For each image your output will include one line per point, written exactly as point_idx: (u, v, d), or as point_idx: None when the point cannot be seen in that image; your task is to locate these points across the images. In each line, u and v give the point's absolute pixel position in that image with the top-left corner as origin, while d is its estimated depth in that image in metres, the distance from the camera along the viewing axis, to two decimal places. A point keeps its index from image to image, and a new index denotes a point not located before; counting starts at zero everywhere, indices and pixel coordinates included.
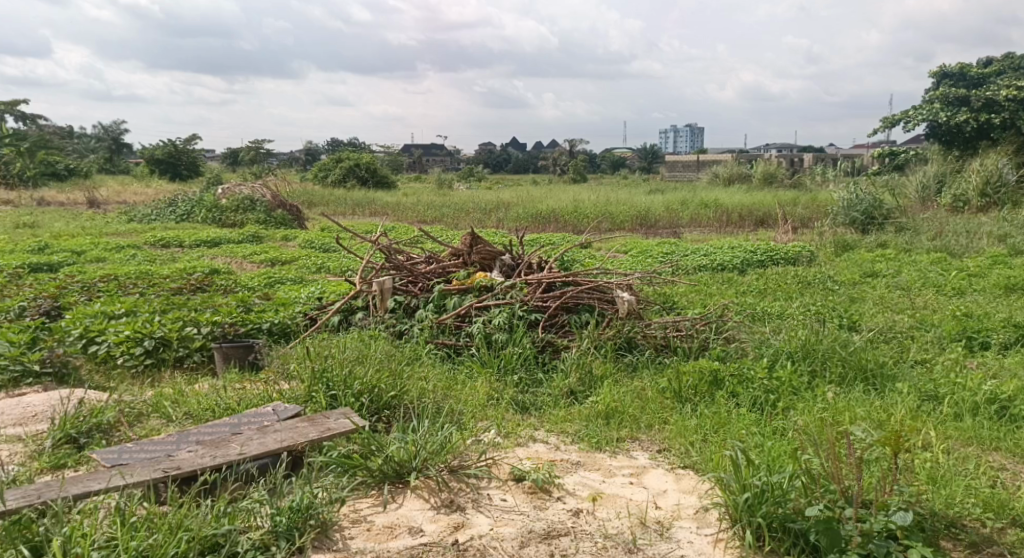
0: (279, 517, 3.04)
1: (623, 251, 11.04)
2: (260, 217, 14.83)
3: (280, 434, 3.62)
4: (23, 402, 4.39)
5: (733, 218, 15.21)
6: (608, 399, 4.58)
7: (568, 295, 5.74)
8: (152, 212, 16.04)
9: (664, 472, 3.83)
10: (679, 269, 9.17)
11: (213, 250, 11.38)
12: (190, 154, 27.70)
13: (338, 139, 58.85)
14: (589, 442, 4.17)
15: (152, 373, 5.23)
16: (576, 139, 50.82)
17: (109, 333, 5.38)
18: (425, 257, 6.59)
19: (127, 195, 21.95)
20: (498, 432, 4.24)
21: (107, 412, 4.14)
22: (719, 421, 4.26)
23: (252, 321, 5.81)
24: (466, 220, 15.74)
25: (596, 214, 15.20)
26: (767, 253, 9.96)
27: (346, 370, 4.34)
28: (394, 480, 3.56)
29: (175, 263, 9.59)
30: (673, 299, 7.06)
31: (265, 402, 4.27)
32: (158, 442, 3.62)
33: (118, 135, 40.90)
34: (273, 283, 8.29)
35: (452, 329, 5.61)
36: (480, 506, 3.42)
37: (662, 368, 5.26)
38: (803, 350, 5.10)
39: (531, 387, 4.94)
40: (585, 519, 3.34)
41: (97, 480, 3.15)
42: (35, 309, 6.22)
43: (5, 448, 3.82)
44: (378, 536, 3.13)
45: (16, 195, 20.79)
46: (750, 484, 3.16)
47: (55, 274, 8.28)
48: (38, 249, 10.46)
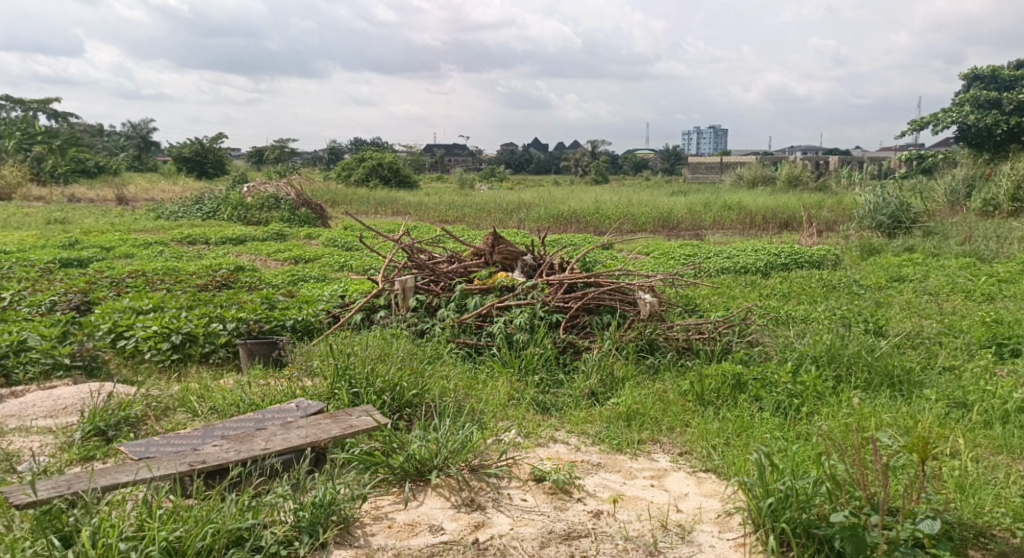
0: (302, 512, 3.08)
1: (645, 252, 11.01)
2: (284, 215, 14.98)
3: (303, 430, 3.66)
4: (54, 394, 4.47)
5: (757, 220, 15.11)
6: (630, 401, 4.56)
7: (590, 296, 5.73)
8: (178, 209, 16.27)
9: (685, 475, 3.81)
10: (701, 271, 9.11)
11: (238, 248, 11.52)
12: (217, 151, 28.01)
13: (362, 140, 59.37)
14: (609, 444, 4.16)
15: (178, 367, 5.31)
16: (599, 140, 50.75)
17: (137, 329, 5.49)
18: (448, 257, 6.61)
19: (155, 192, 22.31)
20: (519, 432, 4.25)
21: (135, 406, 4.21)
22: (742, 424, 4.23)
23: (276, 318, 5.87)
24: (487, 220, 15.78)
25: (618, 215, 15.19)
26: (792, 256, 9.87)
27: (368, 368, 4.37)
28: (415, 478, 3.58)
29: (199, 260, 9.72)
30: (695, 302, 7.02)
31: (288, 398, 4.31)
32: (184, 436, 3.67)
33: (147, 132, 41.51)
34: (297, 281, 8.37)
35: (473, 328, 5.63)
36: (501, 505, 3.43)
37: (683, 371, 5.23)
38: (828, 355, 5.04)
39: (552, 388, 4.94)
40: (606, 520, 3.33)
41: (126, 472, 3.20)
42: (65, 304, 6.33)
43: (37, 439, 3.90)
44: (399, 534, 3.15)
45: (48, 192, 21.23)
46: (774, 489, 3.13)
47: (84, 269, 8.45)
48: (69, 244, 10.67)
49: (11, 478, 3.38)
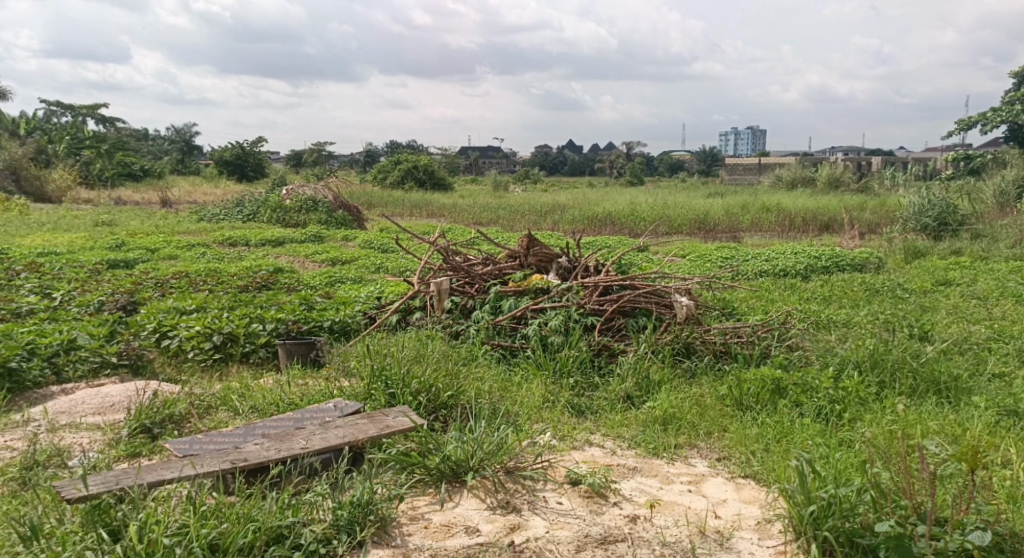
0: (340, 511, 3.11)
1: (681, 254, 10.91)
2: (321, 217, 15.20)
3: (341, 430, 3.70)
4: (102, 392, 4.60)
5: (796, 222, 14.86)
6: (666, 404, 4.52)
7: (626, 299, 5.70)
8: (220, 211, 16.61)
9: (724, 481, 3.77)
10: (738, 274, 8.99)
11: (277, 249, 11.71)
12: (257, 154, 28.55)
13: (398, 143, 60.08)
14: (646, 448, 4.13)
15: (220, 367, 5.42)
16: (634, 142, 50.49)
17: (181, 328, 5.62)
18: (482, 258, 6.63)
19: (197, 195, 22.80)
20: (554, 434, 4.24)
21: (179, 404, 4.30)
22: (783, 430, 4.17)
23: (314, 319, 5.96)
24: (522, 222, 15.80)
25: (654, 217, 15.08)
26: (832, 259, 9.69)
27: (404, 369, 4.40)
28: (451, 479, 3.59)
29: (240, 262, 9.90)
30: (733, 305, 6.93)
31: (326, 398, 4.36)
32: (226, 434, 3.74)
33: (190, 136, 42.53)
34: (334, 282, 8.48)
35: (508, 330, 5.64)
36: (536, 507, 3.43)
37: (721, 375, 5.16)
38: (871, 360, 4.94)
39: (587, 391, 4.91)
40: (642, 525, 3.31)
41: (170, 468, 3.27)
42: (113, 304, 6.50)
43: (86, 436, 4.01)
44: (435, 534, 3.17)
45: (96, 195, 21.85)
46: (815, 496, 3.08)
47: (130, 270, 8.67)
48: (116, 246, 10.99)
49: (62, 473, 3.48)
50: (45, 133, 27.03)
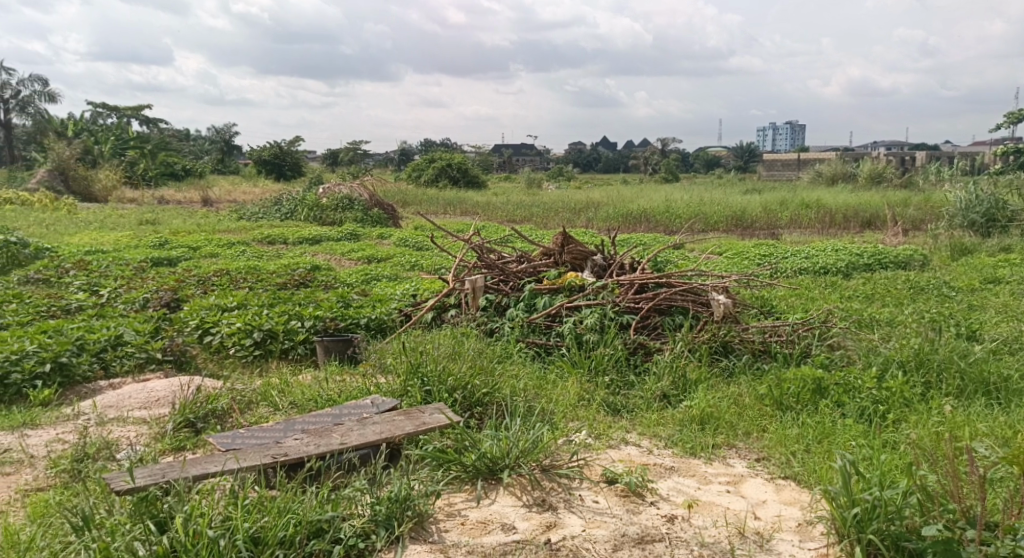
0: (378, 506, 3.14)
1: (718, 252, 10.79)
2: (357, 216, 15.37)
3: (378, 426, 3.73)
4: (148, 387, 4.72)
5: (837, 219, 14.59)
6: (704, 404, 4.46)
7: (662, 297, 5.65)
8: (259, 210, 16.90)
9: (763, 482, 3.72)
10: (777, 272, 8.83)
11: (314, 247, 11.87)
12: (294, 154, 28.97)
13: (432, 141, 60.46)
14: (683, 447, 4.09)
15: (260, 363, 5.51)
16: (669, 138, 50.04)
17: (223, 325, 5.73)
18: (517, 256, 6.63)
19: (236, 194, 23.22)
20: (590, 433, 4.22)
21: (221, 399, 4.39)
22: (824, 431, 4.10)
23: (351, 316, 6.02)
24: (556, 220, 15.78)
25: (690, 214, 14.93)
26: (875, 257, 9.49)
27: (440, 366, 4.43)
28: (487, 476, 3.60)
29: (278, 260, 10.06)
30: (771, 303, 6.83)
31: (363, 394, 4.40)
32: (267, 429, 3.81)
33: (230, 136, 43.36)
34: (370, 279, 8.57)
35: (543, 328, 5.63)
36: (573, 506, 3.42)
37: (760, 374, 5.09)
38: (916, 360, 4.83)
39: (622, 389, 4.89)
40: (680, 525, 3.28)
41: (214, 463, 3.34)
42: (157, 301, 6.66)
43: (133, 429, 4.12)
44: (472, 531, 3.18)
45: (140, 194, 22.40)
46: (860, 499, 3.02)
47: (174, 268, 8.87)
48: (159, 244, 11.25)
49: (110, 465, 3.57)
50: (91, 133, 27.79)
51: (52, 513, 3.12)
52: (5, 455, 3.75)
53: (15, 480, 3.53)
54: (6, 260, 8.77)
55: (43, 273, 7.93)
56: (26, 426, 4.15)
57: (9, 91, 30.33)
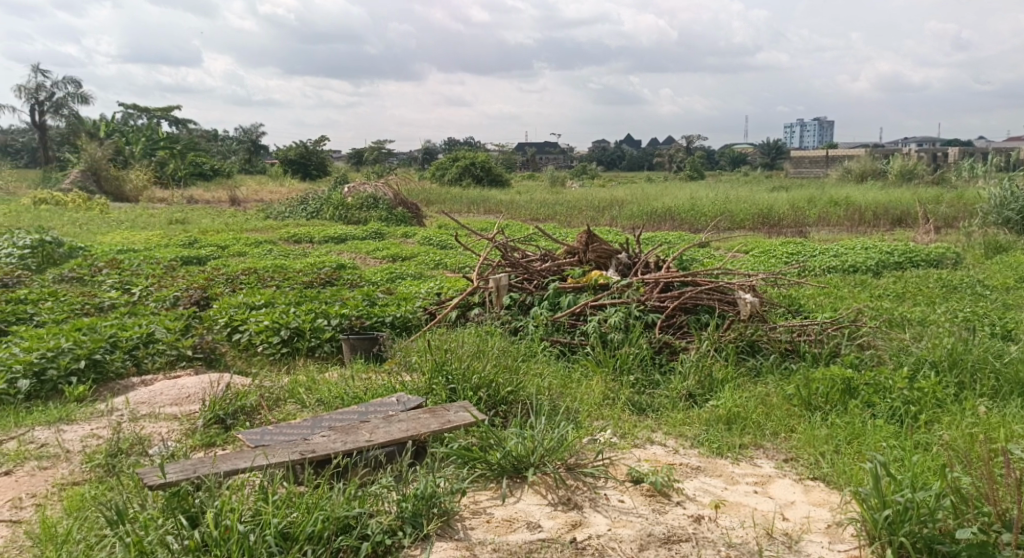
0: (405, 503, 3.16)
1: (744, 250, 10.68)
2: (382, 215, 15.46)
3: (404, 423, 3.76)
4: (179, 383, 4.79)
5: (866, 216, 14.39)
6: (730, 403, 4.42)
7: (687, 296, 5.61)
8: (285, 209, 17.07)
9: (792, 482, 3.68)
10: (805, 270, 8.73)
11: (339, 246, 11.97)
12: (320, 154, 29.22)
13: (456, 140, 60.63)
14: (709, 447, 4.06)
15: (287, 360, 5.57)
16: (695, 135, 49.66)
17: (251, 323, 5.81)
18: (541, 254, 6.62)
19: (263, 193, 23.49)
20: (615, 432, 4.21)
21: (250, 396, 4.45)
22: (854, 432, 4.04)
23: (376, 314, 6.06)
24: (579, 219, 15.73)
25: (715, 212, 14.81)
26: (906, 255, 9.33)
27: (464, 364, 4.44)
28: (512, 474, 3.60)
29: (304, 258, 10.16)
30: (799, 302, 6.75)
31: (388, 392, 4.43)
32: (295, 426, 3.85)
33: (257, 136, 43.88)
34: (395, 278, 8.62)
35: (567, 327, 5.62)
36: (598, 505, 3.41)
37: (787, 374, 5.03)
38: (949, 360, 4.75)
39: (647, 388, 4.86)
40: (707, 526, 3.26)
41: (244, 458, 3.38)
42: (187, 299, 6.77)
43: (165, 425, 4.20)
44: (498, 529, 3.19)
45: (169, 194, 22.75)
46: (891, 500, 2.98)
47: (203, 267, 9.01)
48: (188, 243, 11.42)
49: (143, 460, 3.64)
50: (122, 134, 28.28)
51: (88, 506, 3.18)
52: (42, 450, 3.84)
53: (52, 474, 3.61)
54: (41, 258, 8.96)
55: (76, 272, 8.08)
56: (62, 422, 4.24)
57: (44, 93, 30.96)
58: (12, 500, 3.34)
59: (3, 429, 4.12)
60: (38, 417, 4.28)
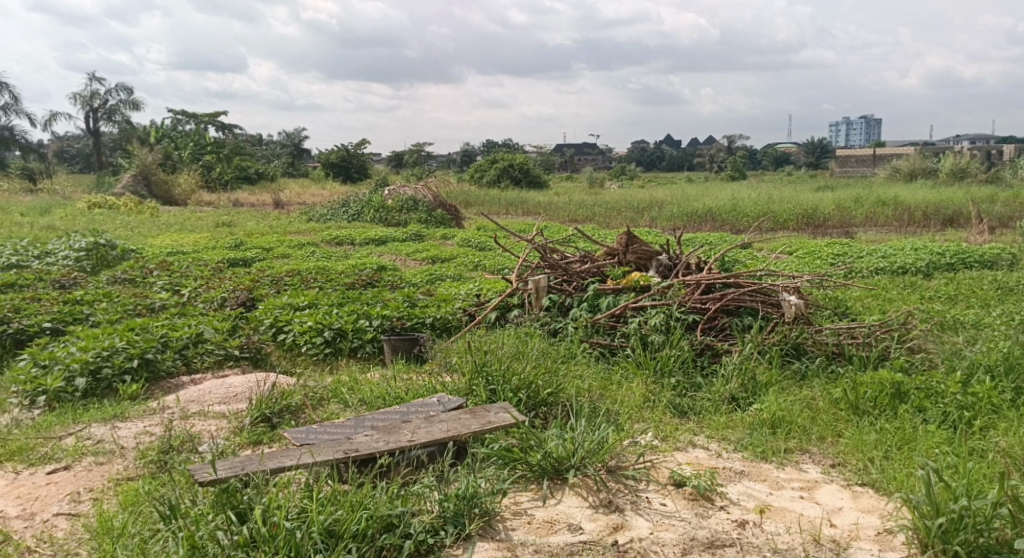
0: (447, 502, 3.18)
1: (788, 252, 10.50)
2: (422, 216, 15.61)
3: (445, 424, 3.78)
4: (227, 383, 4.90)
5: (916, 217, 14.04)
6: (775, 407, 4.34)
7: (730, 297, 5.53)
8: (327, 212, 17.31)
9: (839, 488, 3.60)
10: (852, 271, 8.54)
11: (380, 248, 12.12)
12: (360, 157, 29.64)
13: (494, 142, 60.88)
14: (753, 451, 4.00)
15: (330, 361, 5.66)
16: (736, 135, 49.03)
17: (295, 324, 5.92)
18: (581, 256, 6.58)
19: (306, 196, 23.89)
20: (656, 434, 4.18)
21: (295, 395, 4.53)
22: (904, 437, 3.94)
23: (417, 315, 6.12)
24: (618, 220, 15.66)
25: (758, 213, 14.56)
26: (959, 256, 9.06)
27: (504, 365, 4.45)
28: (552, 476, 3.59)
29: (346, 260, 10.31)
30: (846, 304, 6.60)
31: (429, 392, 4.47)
32: (339, 425, 3.91)
33: (300, 140, 44.63)
34: (434, 279, 8.68)
35: (607, 329, 5.59)
36: (640, 508, 3.39)
37: (834, 378, 4.94)
38: (1005, 365, 4.60)
39: (689, 391, 4.80)
40: (751, 531, 3.21)
41: (290, 456, 3.44)
42: (234, 300, 6.94)
43: (214, 423, 4.30)
44: (539, 530, 3.19)
45: (216, 198, 23.27)
46: (945, 508, 2.92)
47: (248, 268, 9.19)
48: (234, 246, 11.67)
49: (194, 457, 3.74)
50: (171, 138, 29.06)
51: (142, 501, 3.28)
52: (98, 446, 3.96)
53: (108, 469, 3.72)
54: (96, 260, 9.26)
55: (129, 273, 8.33)
56: (117, 419, 4.38)
57: (98, 101, 31.99)
58: (71, 495, 3.46)
59: (62, 426, 4.26)
60: (94, 414, 4.41)
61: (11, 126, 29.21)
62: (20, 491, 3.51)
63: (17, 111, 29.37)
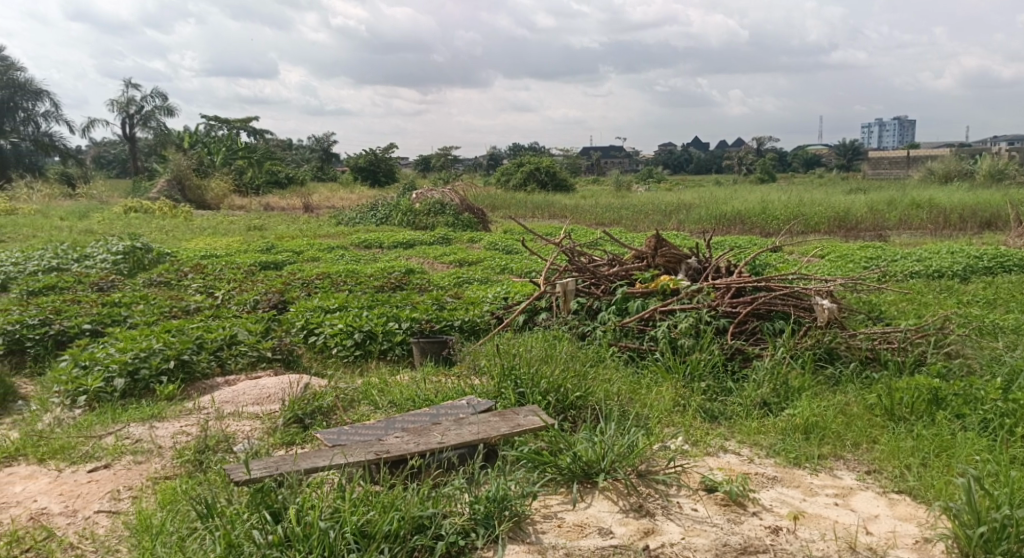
0: (477, 505, 3.19)
1: (820, 255, 10.36)
2: (448, 220, 15.70)
3: (475, 426, 3.79)
4: (260, 384, 4.96)
5: (952, 219, 13.79)
6: (808, 412, 4.28)
7: (761, 301, 5.46)
8: (356, 215, 17.46)
9: (875, 496, 3.54)
10: (887, 275, 8.40)
11: (408, 251, 12.19)
12: (389, 161, 29.92)
13: (521, 145, 61.05)
14: (786, 457, 3.94)
15: (361, 363, 5.71)
16: (766, 138, 48.60)
17: (326, 326, 5.98)
18: (609, 259, 6.55)
19: (335, 200, 24.15)
20: (686, 439, 4.15)
21: (327, 397, 4.57)
22: (942, 443, 3.87)
23: (445, 318, 6.15)
24: (646, 223, 15.60)
25: (787, 216, 14.40)
26: (997, 260, 8.86)
27: (533, 369, 4.46)
28: (582, 479, 3.58)
29: (375, 263, 10.41)
30: (881, 308, 6.50)
31: (458, 395, 4.49)
32: (370, 426, 3.94)
33: (329, 144, 45.15)
34: (462, 283, 8.73)
35: (635, 332, 5.56)
36: (671, 513, 3.36)
37: (869, 383, 4.86)
38: None
39: (720, 396, 4.75)
40: (785, 537, 3.17)
41: (323, 457, 3.48)
42: (266, 303, 7.05)
43: (249, 423, 4.36)
44: (569, 533, 3.18)
45: (247, 202, 23.59)
46: (987, 517, 2.88)
47: (280, 271, 9.31)
48: (266, 248, 11.84)
49: (229, 457, 3.80)
50: (204, 143, 29.58)
51: (179, 499, 3.33)
52: (137, 445, 4.04)
53: (146, 468, 3.79)
54: (132, 263, 9.47)
55: (164, 276, 8.49)
56: (154, 419, 4.46)
57: (134, 107, 32.72)
58: (112, 493, 3.53)
59: (102, 425, 4.36)
60: (133, 414, 4.51)
61: (51, 132, 30.00)
62: (63, 488, 3.60)
63: (57, 117, 30.14)
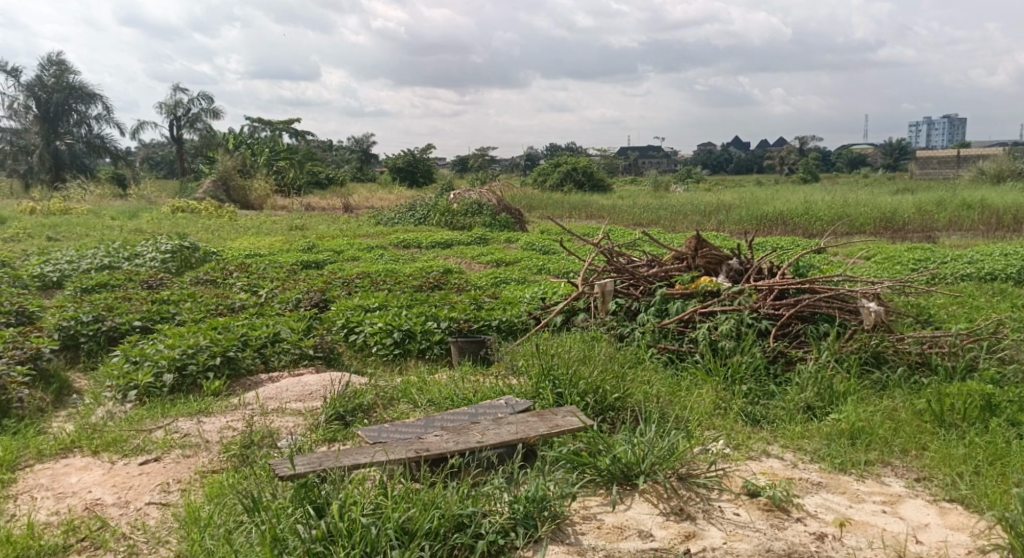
0: (516, 504, 3.19)
1: (866, 256, 10.13)
2: (486, 221, 15.77)
3: (513, 426, 3.79)
4: (302, 381, 5.04)
5: (1005, 221, 13.35)
6: (854, 417, 4.19)
7: (805, 303, 5.35)
8: (394, 215, 17.62)
9: (924, 504, 3.45)
10: (936, 278, 8.17)
11: (446, 251, 12.23)
12: (427, 162, 30.15)
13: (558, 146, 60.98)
14: (831, 463, 3.86)
15: (399, 361, 5.76)
16: (809, 137, 47.71)
17: (366, 325, 6.05)
18: (648, 260, 6.49)
19: (374, 200, 24.40)
20: (727, 442, 4.09)
21: (367, 395, 4.62)
22: (996, 452, 3.75)
23: (483, 318, 6.16)
24: (684, 224, 15.44)
25: (831, 217, 14.11)
26: None
27: (571, 369, 4.44)
28: (622, 481, 3.55)
29: (414, 263, 10.51)
30: (930, 311, 6.33)
31: (496, 394, 4.49)
32: (409, 424, 3.97)
33: (369, 145, 45.65)
34: (499, 283, 8.75)
35: (675, 334, 5.50)
36: (712, 517, 3.32)
37: (917, 388, 4.73)
38: None
39: (762, 399, 4.67)
40: (831, 544, 3.11)
41: (364, 454, 3.52)
42: (308, 301, 7.16)
43: (291, 420, 4.43)
44: (609, 535, 3.16)
45: (289, 202, 23.97)
46: None
47: (321, 271, 9.44)
48: (307, 248, 12.00)
49: (273, 452, 3.87)
50: (247, 145, 30.15)
51: (226, 493, 3.40)
52: (185, 439, 4.14)
53: (194, 462, 3.88)
54: (180, 262, 9.69)
55: (210, 274, 8.68)
56: (201, 414, 4.55)
57: (181, 109, 33.49)
58: (161, 485, 3.62)
59: (152, 419, 4.47)
60: (181, 409, 4.62)
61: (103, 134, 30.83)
62: (116, 480, 3.70)
63: (108, 120, 30.94)
